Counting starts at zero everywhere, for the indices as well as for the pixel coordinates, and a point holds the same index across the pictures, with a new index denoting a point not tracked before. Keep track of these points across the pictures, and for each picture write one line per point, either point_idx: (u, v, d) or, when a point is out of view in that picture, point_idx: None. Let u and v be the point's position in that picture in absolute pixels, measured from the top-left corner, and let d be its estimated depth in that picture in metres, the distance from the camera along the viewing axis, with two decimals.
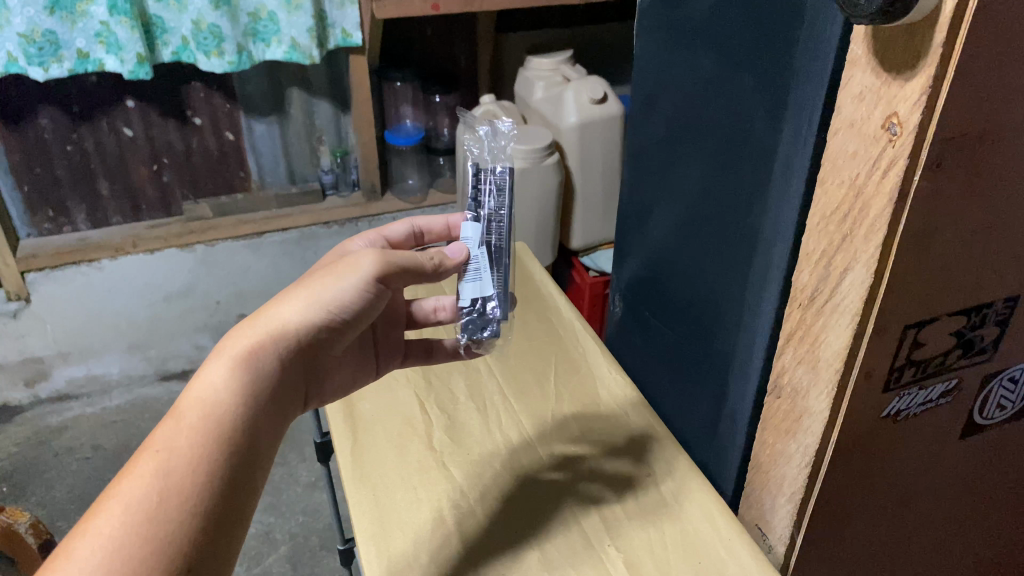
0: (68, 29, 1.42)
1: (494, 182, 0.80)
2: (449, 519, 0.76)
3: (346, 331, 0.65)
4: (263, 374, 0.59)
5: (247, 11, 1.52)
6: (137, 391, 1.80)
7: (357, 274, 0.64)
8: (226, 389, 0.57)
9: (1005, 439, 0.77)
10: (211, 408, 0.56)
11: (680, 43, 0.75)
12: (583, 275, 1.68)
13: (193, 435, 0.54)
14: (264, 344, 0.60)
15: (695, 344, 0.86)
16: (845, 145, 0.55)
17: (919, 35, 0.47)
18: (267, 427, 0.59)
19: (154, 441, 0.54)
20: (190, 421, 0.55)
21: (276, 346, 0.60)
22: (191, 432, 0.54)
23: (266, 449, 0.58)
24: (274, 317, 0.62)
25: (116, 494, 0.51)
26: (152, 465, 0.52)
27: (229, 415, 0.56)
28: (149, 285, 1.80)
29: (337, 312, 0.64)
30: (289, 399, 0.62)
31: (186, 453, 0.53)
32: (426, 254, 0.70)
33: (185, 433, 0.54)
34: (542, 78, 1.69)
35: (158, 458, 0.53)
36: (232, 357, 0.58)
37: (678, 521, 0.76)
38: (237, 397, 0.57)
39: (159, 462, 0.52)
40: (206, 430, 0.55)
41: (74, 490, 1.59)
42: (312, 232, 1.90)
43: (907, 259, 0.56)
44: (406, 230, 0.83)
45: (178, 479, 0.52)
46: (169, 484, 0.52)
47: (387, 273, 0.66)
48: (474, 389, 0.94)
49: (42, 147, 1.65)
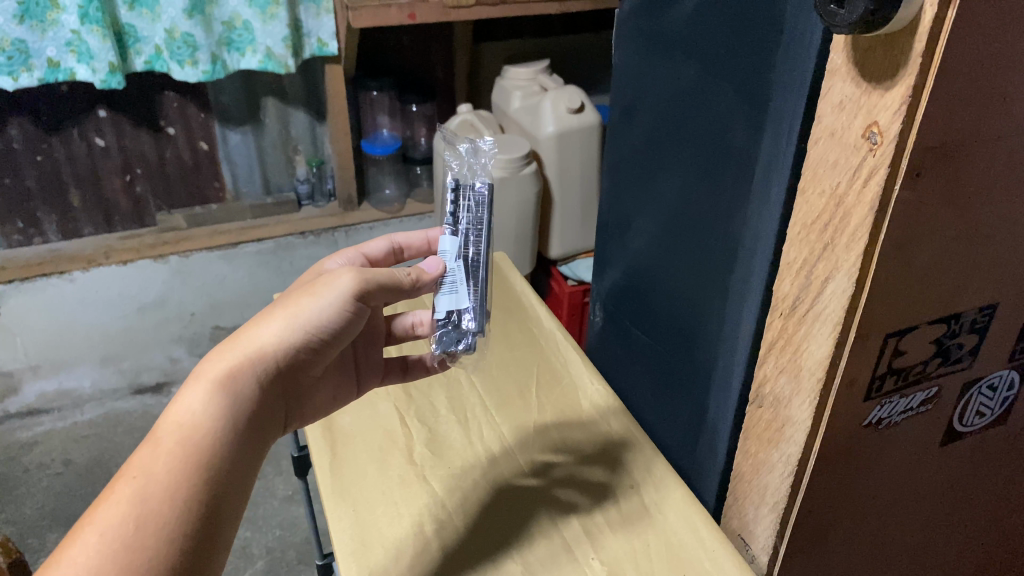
0: (38, 38, 1.39)
1: (473, 201, 0.79)
2: (430, 534, 0.75)
3: (326, 350, 0.64)
4: (242, 397, 0.58)
5: (222, 20, 1.50)
6: (110, 404, 1.70)
7: (335, 292, 0.63)
8: (203, 412, 0.55)
9: (985, 446, 0.78)
10: (188, 432, 0.54)
11: (658, 51, 0.76)
12: (562, 284, 1.66)
13: (170, 460, 0.53)
14: (242, 367, 0.59)
15: (676, 353, 0.85)
16: (825, 154, 0.55)
17: (898, 45, 0.47)
18: (248, 448, 0.57)
19: (130, 467, 0.53)
20: (167, 446, 0.54)
21: (254, 368, 0.59)
22: (169, 457, 0.53)
23: (246, 470, 0.57)
24: (252, 338, 0.61)
25: (92, 521, 0.50)
26: (128, 491, 0.51)
27: (206, 438, 0.55)
28: (123, 297, 1.75)
29: (316, 331, 0.62)
30: (269, 420, 0.61)
31: (164, 478, 0.52)
32: (403, 268, 0.69)
33: (163, 457, 0.53)
34: (519, 87, 1.70)
35: (135, 484, 0.51)
36: (209, 380, 0.57)
37: (663, 534, 0.75)
38: (216, 420, 0.56)
39: (136, 487, 0.51)
40: (183, 454, 0.53)
41: (45, 506, 1.51)
42: (288, 243, 1.86)
43: (888, 269, 0.56)
44: (385, 247, 0.81)
45: (155, 505, 0.51)
46: (146, 510, 0.50)
47: (365, 287, 0.65)
48: (455, 401, 0.93)
49: (11, 157, 1.61)
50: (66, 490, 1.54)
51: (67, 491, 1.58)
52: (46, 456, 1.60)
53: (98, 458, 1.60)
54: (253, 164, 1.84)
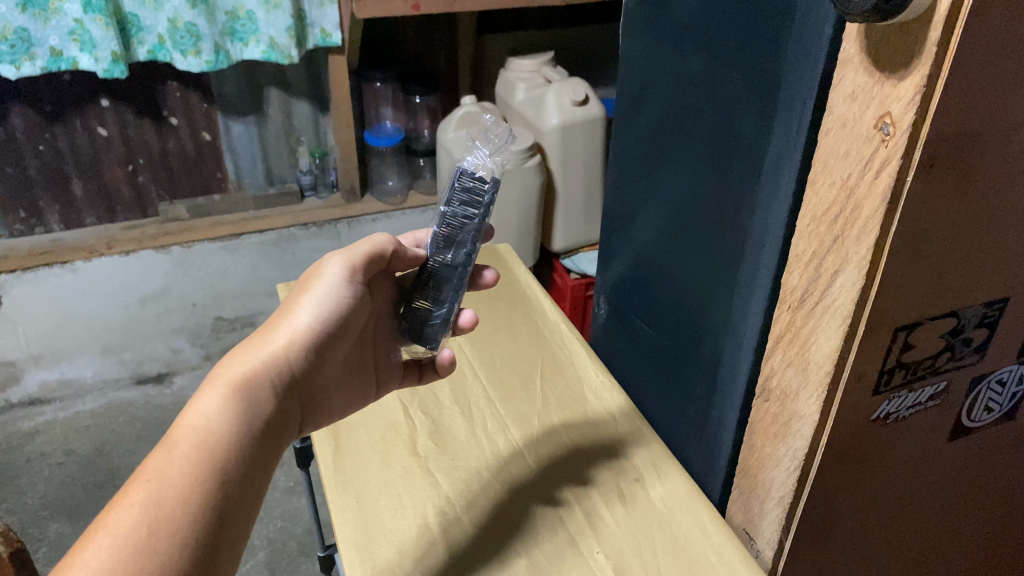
0: (40, 27, 1.38)
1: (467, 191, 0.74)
2: (434, 527, 0.74)
3: (329, 344, 0.67)
4: (257, 399, 0.60)
5: (225, 9, 1.49)
6: (112, 394, 1.82)
7: (330, 285, 0.66)
8: (218, 416, 0.57)
9: (992, 441, 0.77)
10: (205, 435, 0.56)
11: (666, 41, 0.75)
12: (564, 277, 1.66)
13: (185, 463, 0.54)
14: (257, 371, 0.61)
15: (681, 346, 0.85)
16: (837, 145, 0.54)
17: (913, 34, 0.46)
18: (263, 447, 0.59)
19: (144, 470, 0.53)
20: (182, 449, 0.54)
21: (268, 371, 0.61)
22: (183, 460, 0.54)
23: (258, 472, 0.58)
24: (262, 344, 0.63)
25: (106, 524, 0.50)
26: (143, 494, 0.51)
27: (221, 442, 0.56)
28: (123, 287, 1.74)
29: (316, 326, 0.65)
30: (284, 422, 0.62)
31: (176, 482, 0.52)
32: (383, 237, 0.71)
33: (177, 460, 0.54)
34: (524, 79, 1.69)
35: (149, 487, 0.52)
36: (224, 385, 0.59)
37: (668, 527, 0.75)
38: (231, 423, 0.57)
39: (150, 491, 0.52)
40: (199, 457, 0.54)
41: (46, 495, 1.58)
42: (290, 234, 1.84)
43: (899, 260, 0.55)
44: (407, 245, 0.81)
45: (169, 509, 0.51)
46: (159, 515, 0.51)
47: (357, 277, 0.68)
48: (459, 394, 0.92)
49: (13, 146, 1.61)
50: (68, 479, 1.61)
51: (69, 481, 1.61)
52: (49, 445, 1.69)
53: (99, 448, 1.68)
54: (256, 154, 1.82)
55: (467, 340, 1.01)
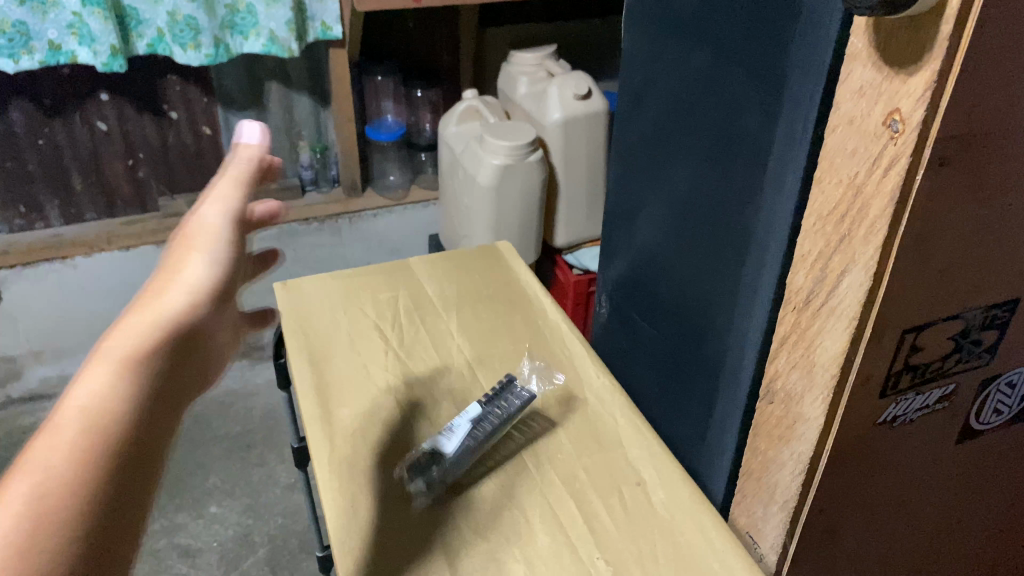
0: (39, 20, 1.37)
1: None
2: (431, 532, 0.73)
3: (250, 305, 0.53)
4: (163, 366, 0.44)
5: (225, 3, 1.47)
6: None
7: (228, 239, 0.52)
8: (111, 384, 0.41)
9: (1001, 443, 0.75)
10: (92, 421, 0.39)
11: (669, 35, 0.73)
12: (568, 273, 1.66)
13: (73, 448, 0.38)
14: (150, 332, 0.45)
15: (684, 346, 0.83)
16: (844, 142, 0.52)
17: (924, 28, 0.45)
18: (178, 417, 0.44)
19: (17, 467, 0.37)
20: (66, 431, 0.39)
21: (165, 334, 0.45)
22: (72, 442, 0.38)
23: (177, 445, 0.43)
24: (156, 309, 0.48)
25: None
26: (25, 486, 0.36)
27: (121, 411, 0.41)
28: (127, 285, 1.74)
29: (220, 286, 0.50)
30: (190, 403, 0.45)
31: (63, 470, 0.37)
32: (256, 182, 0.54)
33: (61, 447, 0.38)
34: (525, 73, 1.67)
35: (34, 479, 0.36)
36: (110, 359, 0.43)
37: (669, 532, 0.74)
38: (131, 389, 0.42)
39: (29, 484, 0.36)
40: (92, 435, 0.39)
41: None
42: (292, 229, 1.82)
43: (908, 260, 0.53)
44: None
45: (50, 508, 0.35)
46: (44, 510, 0.35)
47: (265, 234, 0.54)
48: (457, 395, 0.91)
49: (11, 140, 1.59)
50: None
51: None
52: None
53: None
54: None
55: (468, 340, 0.99)
